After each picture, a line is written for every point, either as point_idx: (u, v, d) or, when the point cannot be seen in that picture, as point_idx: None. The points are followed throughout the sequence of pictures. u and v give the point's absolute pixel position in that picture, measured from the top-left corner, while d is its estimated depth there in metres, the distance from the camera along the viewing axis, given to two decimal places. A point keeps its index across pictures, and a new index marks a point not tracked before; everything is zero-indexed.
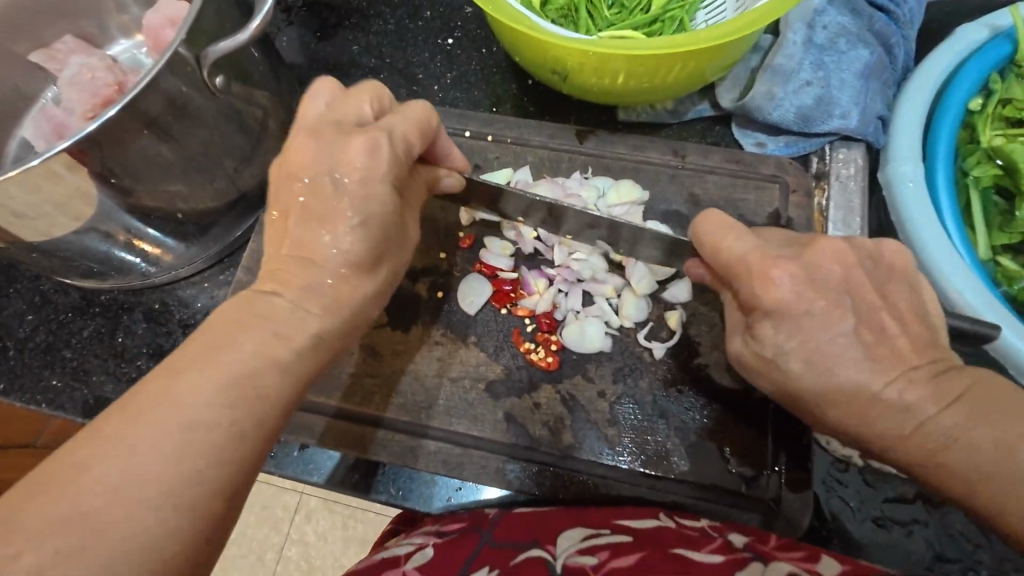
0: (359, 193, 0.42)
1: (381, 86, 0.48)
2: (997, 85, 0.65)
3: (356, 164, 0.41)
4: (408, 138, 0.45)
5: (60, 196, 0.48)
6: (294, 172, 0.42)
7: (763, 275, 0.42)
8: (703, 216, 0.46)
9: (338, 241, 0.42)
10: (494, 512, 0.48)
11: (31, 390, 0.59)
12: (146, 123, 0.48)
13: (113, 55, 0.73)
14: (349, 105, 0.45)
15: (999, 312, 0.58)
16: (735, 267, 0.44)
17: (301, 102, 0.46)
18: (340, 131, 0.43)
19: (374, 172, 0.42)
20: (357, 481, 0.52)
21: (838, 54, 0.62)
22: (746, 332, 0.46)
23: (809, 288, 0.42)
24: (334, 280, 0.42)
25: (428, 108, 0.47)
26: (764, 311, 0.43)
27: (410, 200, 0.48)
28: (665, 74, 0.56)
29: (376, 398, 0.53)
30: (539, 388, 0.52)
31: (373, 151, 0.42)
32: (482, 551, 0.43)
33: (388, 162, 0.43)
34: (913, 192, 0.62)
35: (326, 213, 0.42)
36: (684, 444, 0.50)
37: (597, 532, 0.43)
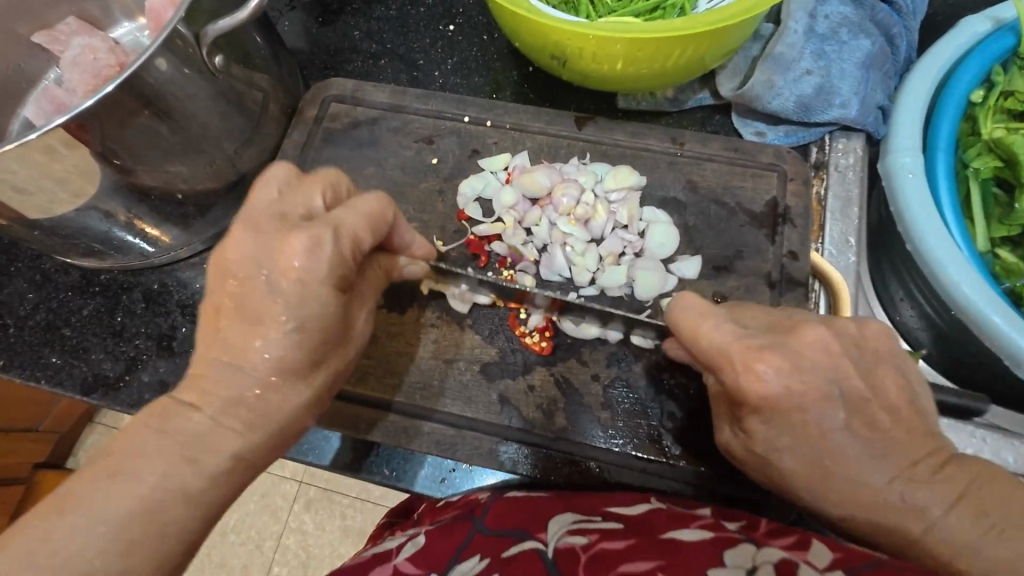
0: (294, 298, 0.38)
1: (340, 173, 0.46)
2: (999, 77, 0.65)
3: (292, 265, 0.38)
4: (357, 234, 0.41)
5: (59, 172, 0.48)
6: (229, 269, 0.39)
7: (747, 369, 0.39)
8: (679, 301, 0.44)
9: (270, 347, 0.38)
10: (488, 496, 0.49)
11: (31, 366, 0.60)
12: (145, 102, 0.48)
13: (116, 37, 0.73)
14: (299, 196, 0.43)
15: (996, 303, 0.57)
16: (716, 357, 0.41)
17: (250, 191, 0.43)
18: (282, 225, 0.40)
19: (314, 273, 0.38)
20: (352, 462, 0.53)
21: (839, 44, 0.62)
22: (749, 412, 0.41)
23: (794, 377, 0.39)
24: (261, 389, 0.38)
25: (384, 198, 0.44)
26: (752, 408, 0.40)
27: (366, 294, 0.45)
28: (663, 61, 0.56)
29: (371, 379, 0.53)
30: (532, 370, 0.52)
31: (314, 248, 0.38)
32: (472, 540, 0.43)
33: (332, 260, 0.39)
34: (913, 182, 0.62)
35: (257, 315, 0.38)
36: (676, 428, 0.50)
37: (589, 517, 0.43)
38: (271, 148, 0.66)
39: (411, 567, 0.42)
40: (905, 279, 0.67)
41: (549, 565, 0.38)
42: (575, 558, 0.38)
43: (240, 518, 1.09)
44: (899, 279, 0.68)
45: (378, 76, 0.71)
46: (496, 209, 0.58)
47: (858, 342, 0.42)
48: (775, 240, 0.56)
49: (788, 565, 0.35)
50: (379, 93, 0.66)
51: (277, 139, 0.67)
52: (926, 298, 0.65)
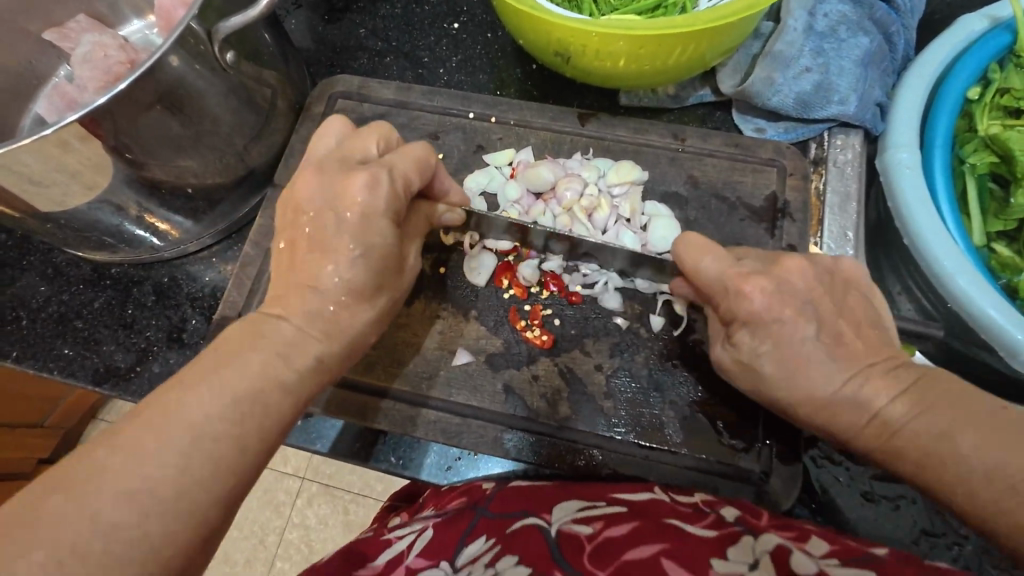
0: (358, 227, 0.44)
1: (390, 127, 0.50)
2: (996, 75, 0.66)
3: (356, 200, 0.44)
4: (407, 176, 0.46)
5: (74, 166, 0.49)
6: (301, 206, 0.45)
7: (738, 291, 0.45)
8: (680, 238, 0.49)
9: (339, 271, 0.44)
10: (491, 488, 0.49)
11: (44, 358, 0.61)
12: (158, 98, 0.49)
13: (125, 34, 0.74)
14: (356, 142, 0.48)
15: (991, 296, 0.58)
16: (714, 285, 0.47)
17: (314, 139, 0.50)
18: (343, 168, 0.46)
19: (375, 207, 0.44)
20: (357, 450, 0.54)
21: (838, 41, 0.63)
22: (739, 325, 0.46)
23: (779, 300, 0.44)
24: (335, 305, 0.44)
25: (429, 147, 0.49)
26: (741, 322, 0.46)
27: (412, 234, 0.51)
28: (665, 57, 0.57)
29: (379, 369, 0.54)
30: (536, 361, 0.53)
31: (372, 186, 0.44)
32: (477, 523, 0.44)
33: (388, 195, 0.45)
34: (910, 177, 0.63)
35: (327, 245, 0.44)
36: (677, 417, 0.51)
37: (592, 503, 0.45)
38: (279, 144, 0.67)
39: (422, 562, 0.42)
40: (903, 274, 0.68)
41: (553, 543, 0.39)
42: (580, 543, 0.39)
43: (243, 513, 1.10)
44: (898, 275, 0.69)
45: (383, 74, 0.72)
46: (501, 204, 0.59)
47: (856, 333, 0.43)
48: (774, 234, 0.57)
49: (785, 552, 0.37)
50: (385, 89, 0.67)
51: (285, 135, 0.68)
52: (923, 293, 0.66)
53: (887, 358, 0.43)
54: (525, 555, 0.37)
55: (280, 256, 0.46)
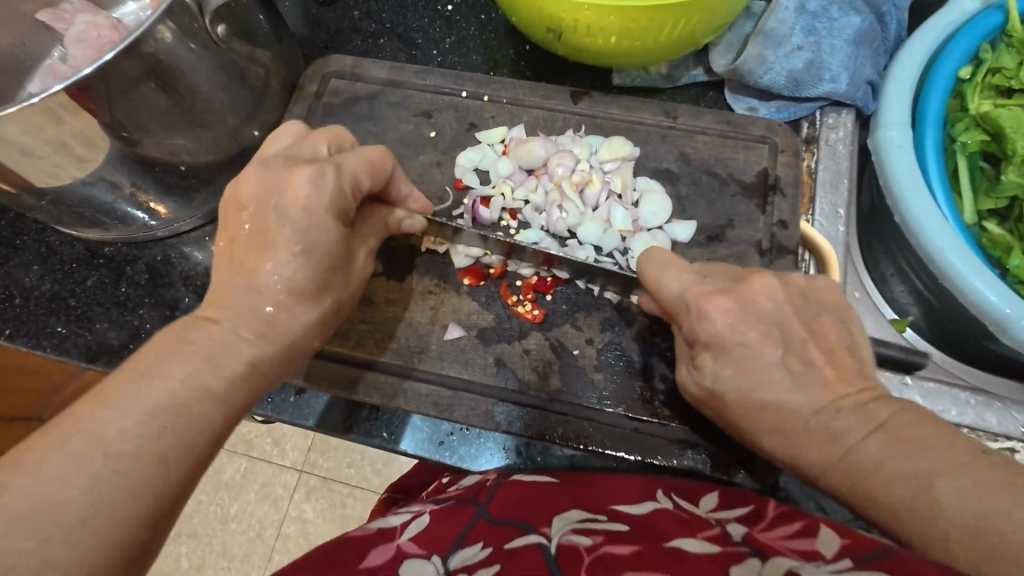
0: (303, 222, 0.43)
1: (345, 130, 0.52)
2: (987, 54, 0.66)
3: (299, 194, 0.44)
4: (357, 175, 0.47)
5: (65, 140, 0.49)
6: (242, 202, 0.45)
7: (699, 311, 0.45)
8: (645, 254, 0.50)
9: (280, 268, 0.43)
10: (493, 478, 0.50)
11: (37, 336, 0.61)
12: (149, 74, 0.49)
13: (119, 16, 0.74)
14: (306, 145, 0.49)
15: (982, 272, 0.58)
16: (677, 303, 0.47)
17: (267, 141, 0.50)
18: (288, 163, 0.46)
19: (317, 201, 0.44)
20: (348, 425, 0.54)
21: (830, 21, 0.63)
22: (701, 349, 0.45)
23: (740, 320, 0.44)
24: (272, 307, 0.43)
25: (384, 151, 0.50)
26: (703, 344, 0.45)
27: (367, 234, 0.50)
28: (656, 34, 0.57)
29: (370, 343, 0.54)
30: (528, 335, 0.53)
31: (317, 180, 0.44)
32: (475, 524, 0.44)
33: (332, 191, 0.45)
34: (901, 155, 0.63)
35: (269, 241, 0.43)
36: (668, 389, 0.52)
37: (593, 515, 0.43)
38: (274, 123, 0.67)
39: (415, 549, 0.43)
40: (895, 254, 0.68)
41: (550, 555, 0.37)
42: (579, 557, 0.37)
43: (240, 507, 1.10)
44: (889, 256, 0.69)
45: (377, 55, 0.72)
46: (493, 180, 0.60)
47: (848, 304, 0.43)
48: (766, 210, 0.57)
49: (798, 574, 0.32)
50: (378, 69, 0.67)
51: (278, 115, 0.68)
52: (914, 271, 0.66)
53: (830, 354, 0.44)
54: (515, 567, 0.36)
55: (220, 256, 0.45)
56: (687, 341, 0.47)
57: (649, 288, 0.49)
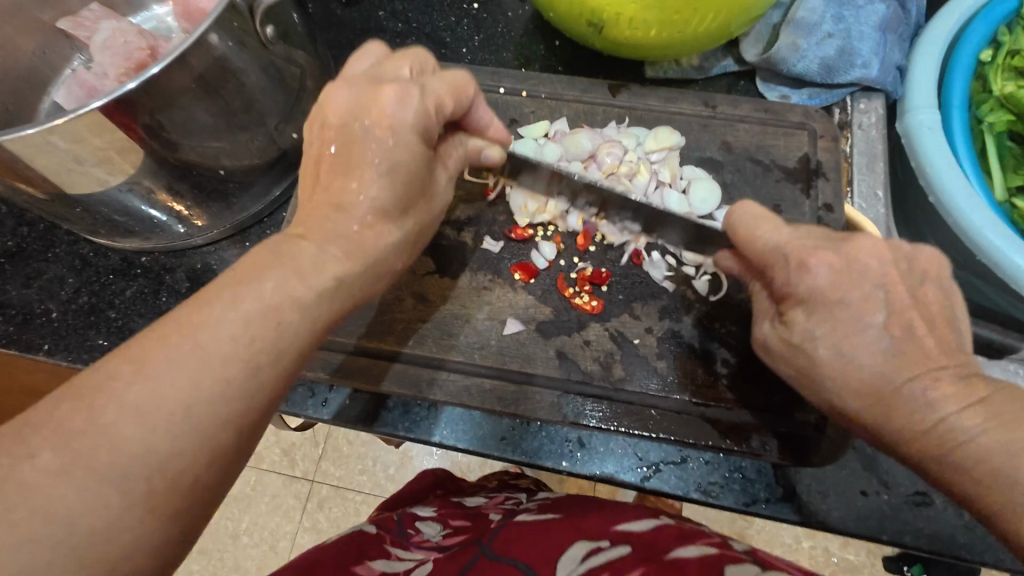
0: (387, 143, 0.43)
1: (425, 52, 0.49)
2: (1006, 38, 0.68)
3: (387, 112, 0.43)
4: (440, 98, 0.45)
5: (112, 145, 0.48)
6: (329, 119, 0.44)
7: (799, 264, 0.44)
8: (737, 207, 0.49)
9: (365, 187, 0.42)
10: (497, 523, 0.54)
11: (78, 348, 0.59)
12: (198, 74, 0.49)
13: (140, 22, 0.73)
14: (389, 66, 0.46)
15: (1019, 247, 0.59)
16: (769, 255, 0.46)
17: (348, 63, 0.48)
18: (373, 81, 0.45)
19: (403, 118, 0.43)
20: (376, 416, 0.54)
21: (856, 9, 0.64)
22: (795, 304, 0.45)
23: (841, 278, 0.43)
24: (359, 226, 0.42)
25: (468, 77, 0.48)
26: (798, 299, 0.45)
27: (450, 165, 0.50)
28: (695, 26, 0.58)
29: (429, 342, 0.54)
30: (587, 326, 0.53)
31: (403, 98, 0.42)
32: (478, 561, 0.47)
33: (418, 111, 0.43)
34: (932, 137, 0.64)
35: (353, 160, 0.43)
36: (731, 374, 0.52)
37: (597, 545, 0.45)
38: None
39: None
40: (927, 234, 0.69)
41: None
42: None
43: (252, 519, 1.09)
44: (922, 236, 0.70)
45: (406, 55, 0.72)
46: None
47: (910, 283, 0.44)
48: (810, 195, 0.58)
49: None
50: None
51: None
52: (948, 250, 0.67)
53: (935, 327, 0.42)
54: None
55: (307, 173, 0.45)
56: (776, 296, 0.47)
57: (739, 243, 0.49)
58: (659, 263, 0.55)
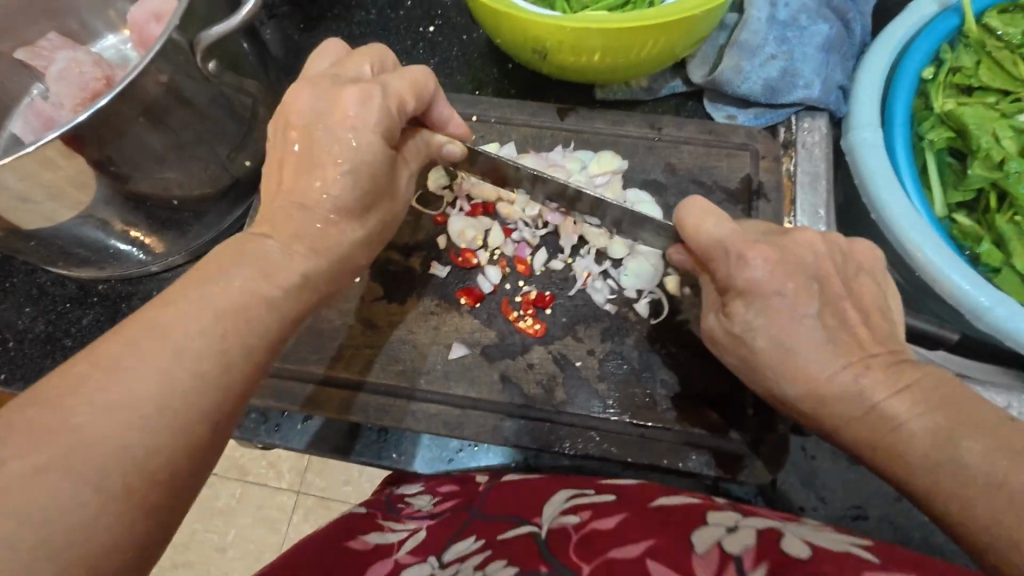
0: (349, 142, 0.44)
1: (385, 49, 0.52)
2: (948, 56, 0.69)
3: (348, 114, 0.45)
4: (401, 96, 0.47)
5: (58, 181, 0.49)
6: (292, 118, 0.46)
7: (739, 256, 0.45)
8: (686, 201, 0.48)
9: (331, 186, 0.45)
10: (483, 484, 0.49)
11: (34, 378, 0.60)
12: (142, 110, 0.50)
13: (98, 50, 0.74)
14: (350, 64, 0.49)
15: (956, 264, 0.61)
16: (714, 246, 0.46)
17: (307, 63, 0.50)
18: (335, 82, 0.47)
19: (367, 120, 0.45)
20: (346, 445, 0.53)
21: (800, 29, 0.65)
22: (734, 296, 0.46)
23: (746, 307, 0.46)
24: (322, 223, 0.45)
25: (426, 73, 0.50)
26: (736, 292, 0.46)
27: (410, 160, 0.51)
28: (636, 51, 0.59)
29: (376, 368, 0.55)
30: (530, 350, 0.55)
31: (365, 100, 0.45)
32: (471, 523, 0.43)
33: (380, 111, 0.45)
34: (874, 155, 0.65)
35: (316, 160, 0.45)
36: (669, 395, 0.53)
37: (583, 492, 0.45)
38: None
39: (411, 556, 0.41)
40: None
41: (543, 537, 0.39)
42: (568, 536, 0.39)
43: (237, 531, 1.08)
44: (870, 251, 0.71)
45: None
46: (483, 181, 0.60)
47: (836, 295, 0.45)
48: (750, 215, 0.60)
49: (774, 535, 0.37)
50: None
51: None
52: (892, 264, 0.68)
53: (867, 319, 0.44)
54: (513, 554, 0.37)
55: (270, 175, 0.47)
56: (718, 289, 0.48)
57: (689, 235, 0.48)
58: (602, 287, 0.57)
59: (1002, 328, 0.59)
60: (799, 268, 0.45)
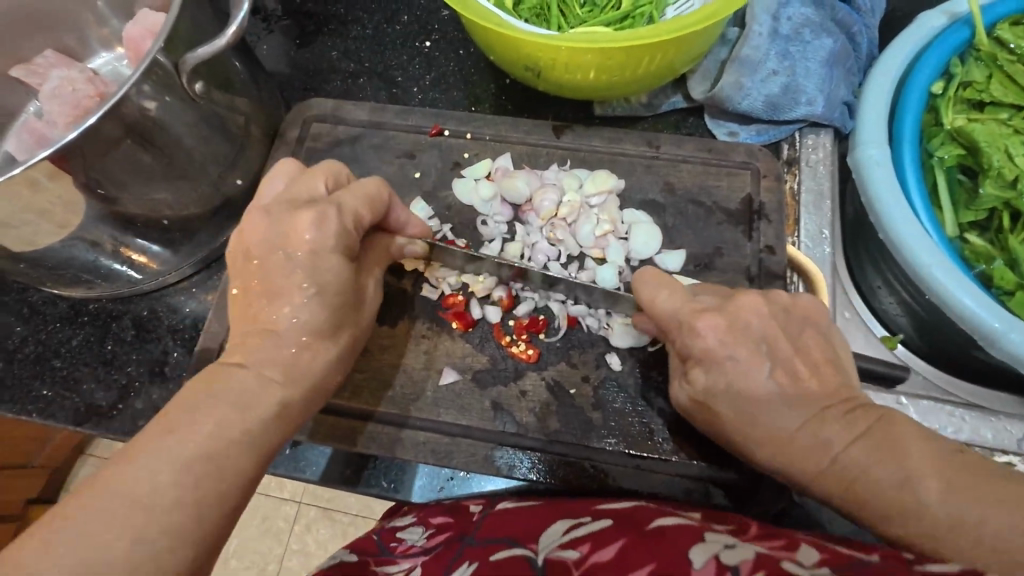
0: (309, 264, 0.45)
1: (338, 163, 0.52)
2: (958, 69, 0.67)
3: (304, 238, 0.45)
4: (358, 212, 0.48)
5: (43, 203, 0.49)
6: (250, 250, 0.47)
7: (689, 327, 0.45)
8: (636, 274, 0.49)
9: (297, 311, 0.44)
10: (477, 513, 0.48)
11: (22, 401, 0.60)
12: (128, 132, 0.49)
13: (95, 68, 0.73)
14: (303, 184, 0.49)
15: (967, 286, 0.58)
16: (668, 320, 0.47)
17: (261, 185, 0.50)
18: (292, 207, 0.47)
19: (325, 242, 0.45)
20: (350, 475, 0.54)
21: (803, 44, 0.64)
22: (693, 364, 0.45)
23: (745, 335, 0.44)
24: (295, 348, 0.44)
25: (381, 182, 0.50)
26: (694, 359, 0.45)
27: (372, 266, 0.52)
28: (634, 69, 0.58)
29: (365, 393, 0.53)
30: (524, 376, 0.53)
31: (321, 223, 0.45)
32: (463, 551, 0.42)
33: (337, 233, 0.46)
34: (882, 173, 0.63)
35: (281, 286, 0.45)
36: (666, 424, 0.51)
37: (578, 523, 0.43)
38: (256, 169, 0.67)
39: None
40: (882, 269, 0.68)
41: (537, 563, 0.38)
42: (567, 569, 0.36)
43: (242, 542, 1.03)
44: (877, 270, 0.69)
45: (358, 95, 0.72)
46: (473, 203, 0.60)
47: (786, 349, 0.44)
48: (752, 237, 0.58)
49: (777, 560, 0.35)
50: (358, 111, 0.67)
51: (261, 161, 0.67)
52: (901, 285, 0.66)
53: (813, 369, 0.44)
54: None
55: (236, 301, 0.47)
56: (679, 356, 0.47)
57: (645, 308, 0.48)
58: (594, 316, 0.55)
59: (1016, 354, 0.57)
60: (750, 328, 0.45)
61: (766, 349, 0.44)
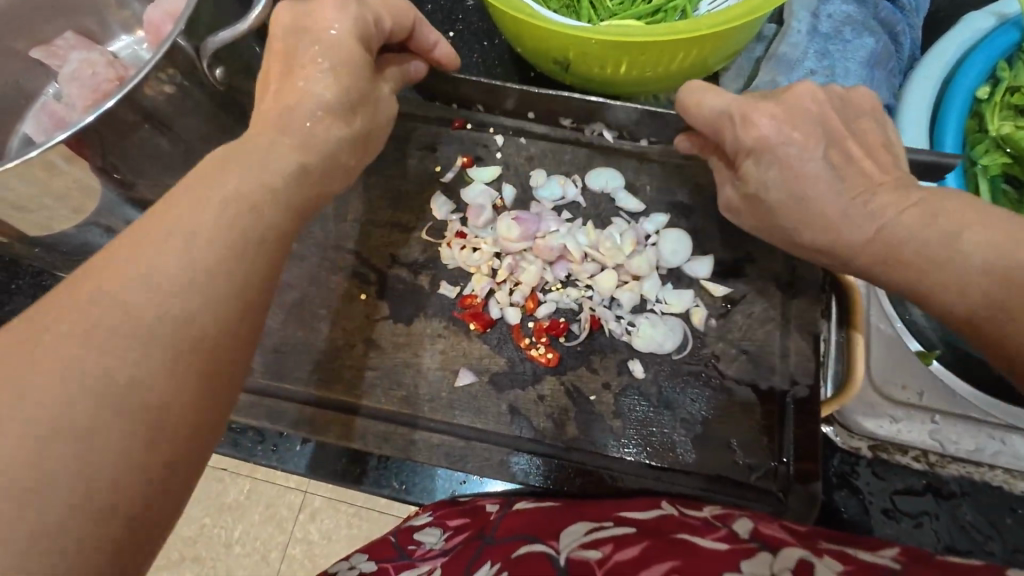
0: (332, 58, 0.42)
1: None
2: (1004, 73, 0.63)
3: (332, 29, 0.42)
4: (381, 15, 0.45)
5: (59, 187, 0.48)
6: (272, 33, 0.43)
7: (744, 117, 0.44)
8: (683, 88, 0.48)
9: (312, 86, 0.42)
10: (495, 513, 0.46)
11: None
12: (146, 116, 0.48)
13: (114, 51, 0.72)
14: None
15: None
16: (714, 119, 0.46)
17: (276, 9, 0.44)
18: None
19: (346, 29, 0.43)
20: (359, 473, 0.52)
21: (843, 42, 0.61)
22: (744, 156, 0.45)
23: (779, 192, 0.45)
24: (315, 124, 0.42)
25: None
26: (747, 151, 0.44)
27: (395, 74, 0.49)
28: (667, 64, 0.55)
29: (376, 390, 0.52)
30: (542, 380, 0.52)
31: (344, 6, 0.43)
32: (484, 551, 0.40)
33: (357, 21, 0.43)
34: None
35: (300, 62, 0.42)
36: (688, 436, 0.50)
37: (599, 524, 0.42)
38: None
39: None
40: None
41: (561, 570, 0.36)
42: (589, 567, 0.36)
43: (246, 527, 0.76)
44: None
45: None
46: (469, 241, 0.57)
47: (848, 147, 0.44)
48: None
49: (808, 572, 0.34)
50: None
51: None
52: None
53: (869, 151, 0.44)
54: None
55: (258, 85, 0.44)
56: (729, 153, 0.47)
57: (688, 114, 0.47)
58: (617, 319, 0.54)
59: None
60: (801, 110, 0.44)
61: (820, 130, 0.44)
